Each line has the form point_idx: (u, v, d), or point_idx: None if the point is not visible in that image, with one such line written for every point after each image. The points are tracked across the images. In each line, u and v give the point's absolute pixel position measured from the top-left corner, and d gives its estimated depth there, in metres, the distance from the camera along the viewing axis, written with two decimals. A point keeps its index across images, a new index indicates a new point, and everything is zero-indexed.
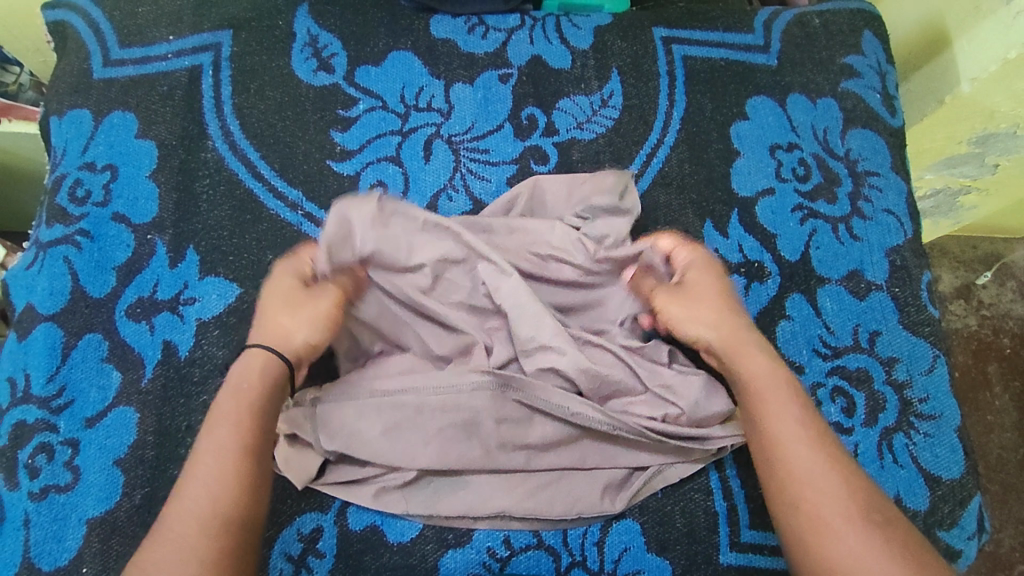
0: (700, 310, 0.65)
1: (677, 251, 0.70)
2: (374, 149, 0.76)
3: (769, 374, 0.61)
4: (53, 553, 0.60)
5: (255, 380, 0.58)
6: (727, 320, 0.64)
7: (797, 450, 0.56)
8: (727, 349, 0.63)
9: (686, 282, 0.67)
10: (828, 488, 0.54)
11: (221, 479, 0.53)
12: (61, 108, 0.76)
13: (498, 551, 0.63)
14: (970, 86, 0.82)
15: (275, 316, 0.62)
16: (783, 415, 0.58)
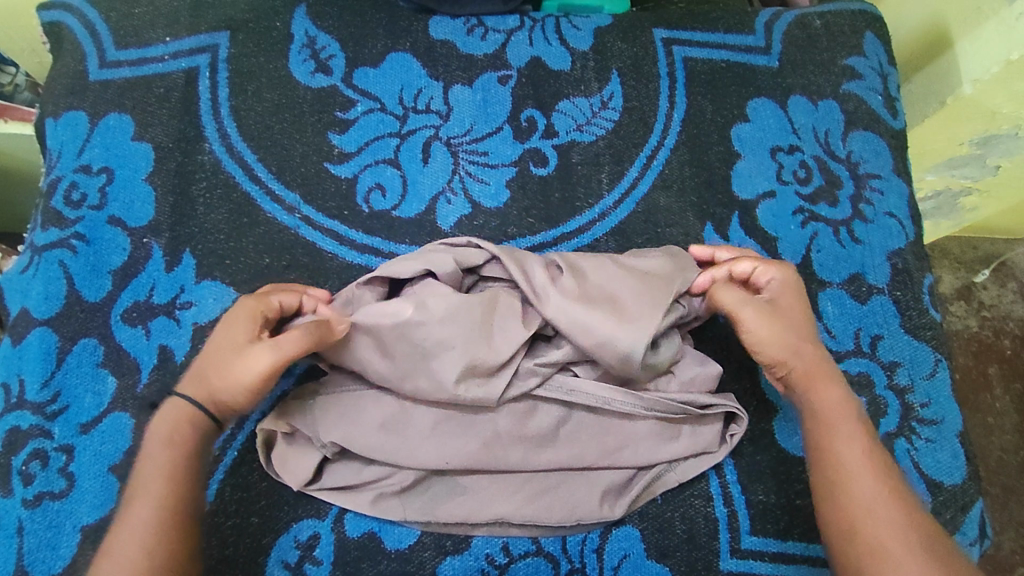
0: (783, 333, 0.61)
1: (764, 270, 0.65)
2: (371, 151, 0.76)
3: (843, 408, 0.60)
4: (47, 560, 0.60)
5: (188, 429, 0.57)
6: (811, 347, 0.62)
7: (868, 488, 0.55)
8: (804, 376, 0.61)
9: (776, 301, 0.64)
10: (896, 529, 0.53)
11: (162, 505, 0.54)
12: (56, 110, 0.76)
13: (497, 558, 0.63)
14: (972, 88, 0.82)
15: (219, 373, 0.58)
16: (856, 451, 0.57)
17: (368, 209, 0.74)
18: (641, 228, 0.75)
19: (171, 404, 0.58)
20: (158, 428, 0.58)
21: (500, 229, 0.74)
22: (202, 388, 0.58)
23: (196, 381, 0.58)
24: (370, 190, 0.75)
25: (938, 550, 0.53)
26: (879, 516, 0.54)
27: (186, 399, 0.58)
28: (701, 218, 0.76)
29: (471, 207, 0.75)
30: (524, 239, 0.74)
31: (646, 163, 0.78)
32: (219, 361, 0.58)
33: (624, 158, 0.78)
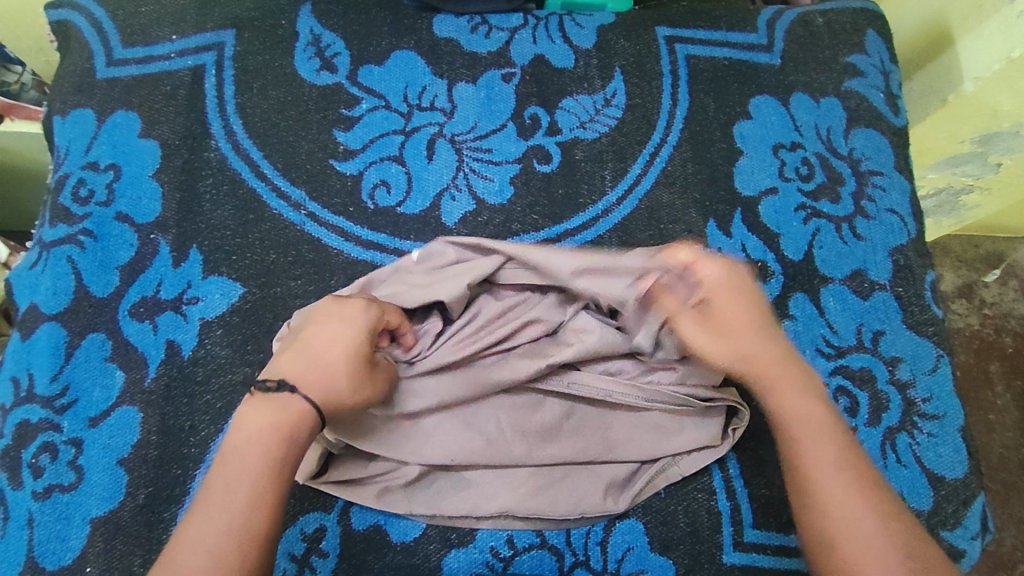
0: (721, 338, 0.60)
1: (701, 263, 0.62)
2: (376, 149, 0.76)
3: (810, 407, 0.57)
4: (56, 552, 0.60)
5: (302, 436, 0.53)
6: (766, 346, 0.60)
7: (839, 492, 0.53)
8: (762, 378, 0.59)
9: (711, 304, 0.61)
10: (872, 536, 0.51)
11: (252, 504, 0.49)
12: (64, 108, 0.76)
13: (501, 551, 0.63)
14: (973, 85, 0.82)
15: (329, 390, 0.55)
16: (823, 453, 0.54)
17: (374, 205, 0.74)
18: (644, 224, 0.76)
19: (290, 398, 0.53)
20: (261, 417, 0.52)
21: (503, 225, 0.75)
22: (324, 392, 0.54)
23: (311, 383, 0.54)
24: (375, 186, 0.75)
25: (917, 556, 0.50)
26: (853, 522, 0.51)
27: (309, 401, 0.53)
28: (703, 214, 0.77)
29: (475, 204, 0.75)
30: (528, 235, 0.75)
31: (649, 160, 0.79)
32: (339, 367, 0.55)
33: (627, 155, 0.79)
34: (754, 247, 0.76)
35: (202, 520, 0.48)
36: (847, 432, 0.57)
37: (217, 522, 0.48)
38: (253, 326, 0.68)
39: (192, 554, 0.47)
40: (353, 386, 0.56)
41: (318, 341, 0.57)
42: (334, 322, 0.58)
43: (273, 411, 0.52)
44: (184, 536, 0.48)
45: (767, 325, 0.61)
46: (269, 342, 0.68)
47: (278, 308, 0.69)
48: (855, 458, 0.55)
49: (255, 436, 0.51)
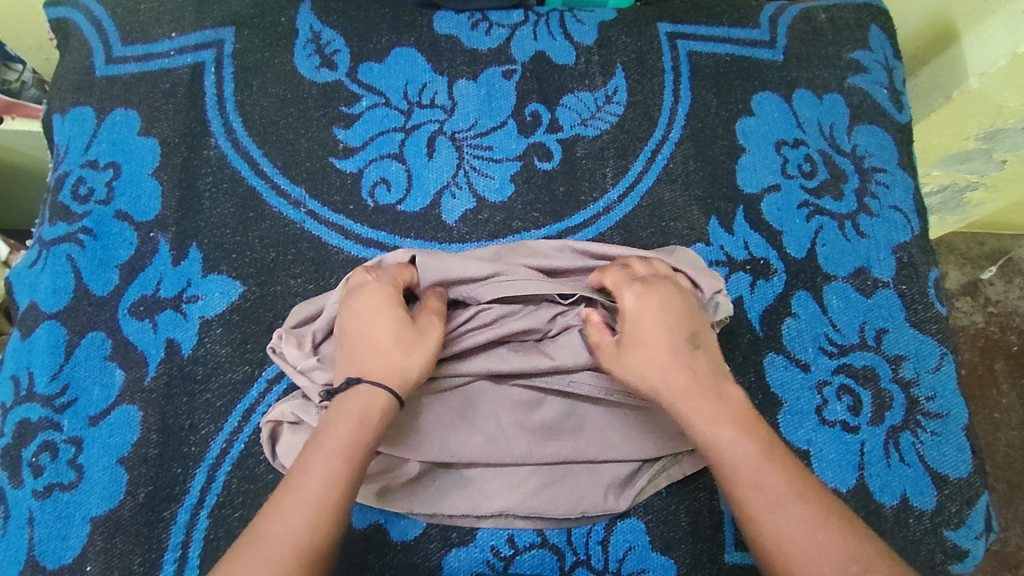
0: (634, 366, 0.58)
1: (624, 289, 0.61)
2: (376, 146, 0.76)
3: (730, 428, 0.54)
4: (56, 551, 0.60)
5: (377, 417, 0.53)
6: (670, 370, 0.57)
7: (780, 510, 0.50)
8: (682, 408, 0.55)
9: (630, 334, 0.59)
10: (819, 552, 0.48)
11: (331, 484, 0.50)
12: (64, 106, 0.76)
13: (502, 550, 0.63)
14: (978, 81, 0.81)
15: (387, 354, 0.56)
16: (756, 475, 0.51)
17: (374, 203, 0.74)
18: (646, 221, 0.75)
19: (361, 388, 0.54)
20: (343, 408, 0.54)
21: (504, 223, 0.74)
22: (387, 371, 0.55)
23: (374, 367, 0.55)
24: (375, 184, 0.75)
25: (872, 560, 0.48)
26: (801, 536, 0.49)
27: (381, 387, 0.54)
28: (705, 211, 0.76)
29: (475, 201, 0.75)
30: (528, 233, 0.74)
31: (651, 157, 0.78)
32: (387, 341, 0.56)
33: (628, 153, 0.78)
34: (757, 244, 0.76)
35: (287, 498, 0.49)
36: (779, 441, 0.54)
37: (301, 496, 0.49)
38: (252, 324, 0.68)
39: (282, 530, 0.48)
40: (407, 354, 0.56)
41: (364, 331, 0.57)
42: (359, 307, 0.59)
43: (351, 399, 0.54)
44: (271, 513, 0.49)
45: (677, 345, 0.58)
46: (268, 340, 0.68)
47: (278, 307, 0.69)
48: (787, 467, 0.52)
49: (335, 420, 0.53)
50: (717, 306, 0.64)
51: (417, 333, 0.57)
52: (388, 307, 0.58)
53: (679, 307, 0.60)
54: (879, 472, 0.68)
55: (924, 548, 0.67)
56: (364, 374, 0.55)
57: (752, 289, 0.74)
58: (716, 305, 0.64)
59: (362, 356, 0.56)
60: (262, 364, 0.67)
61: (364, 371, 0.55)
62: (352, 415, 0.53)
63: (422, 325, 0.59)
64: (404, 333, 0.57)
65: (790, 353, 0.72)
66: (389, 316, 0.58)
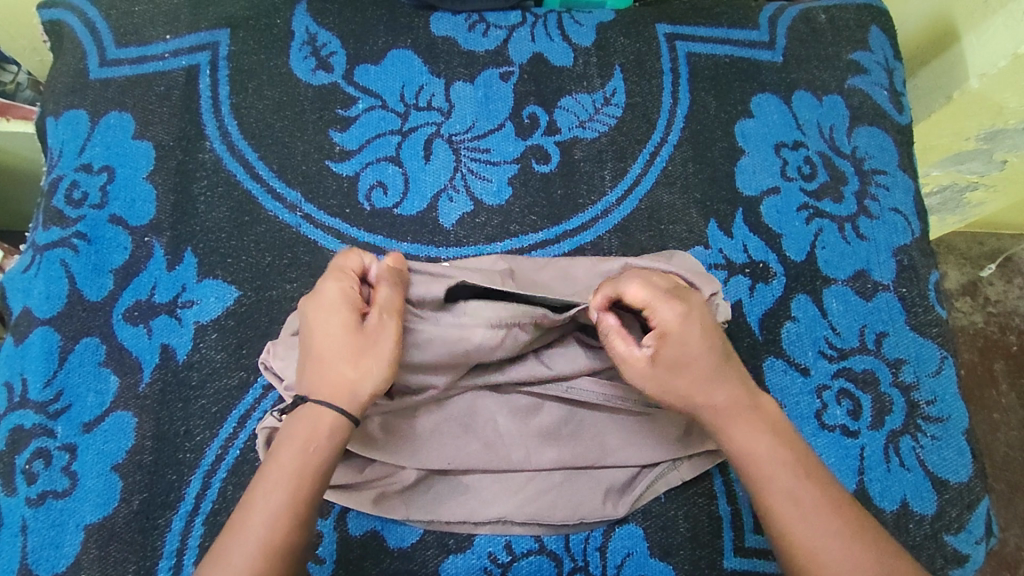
0: (670, 386, 0.55)
1: (655, 308, 0.56)
2: (373, 149, 0.75)
3: (762, 439, 0.54)
4: (50, 559, 0.60)
5: (323, 441, 0.53)
6: (707, 386, 0.55)
7: (814, 517, 0.51)
8: (716, 418, 0.55)
9: (667, 353, 0.55)
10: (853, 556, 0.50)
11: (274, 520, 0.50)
12: (57, 109, 0.75)
13: (499, 557, 0.63)
14: (979, 82, 0.81)
15: (335, 367, 0.54)
16: (789, 483, 0.52)
17: (370, 207, 0.74)
18: (644, 225, 0.75)
19: (313, 408, 0.54)
20: (292, 432, 0.53)
21: (502, 227, 0.74)
22: (335, 388, 0.54)
23: (323, 384, 0.54)
24: (372, 187, 0.74)
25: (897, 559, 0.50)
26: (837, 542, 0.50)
27: (330, 407, 0.53)
28: (704, 214, 0.76)
29: (473, 204, 0.74)
30: (526, 237, 0.74)
31: (650, 159, 0.78)
32: (331, 352, 0.54)
33: (626, 155, 0.78)
34: (756, 247, 0.75)
35: (233, 536, 0.49)
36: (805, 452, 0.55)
37: (245, 535, 0.49)
38: (248, 329, 0.68)
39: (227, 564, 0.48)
40: (355, 366, 0.54)
41: (314, 341, 0.55)
42: (310, 312, 0.56)
43: (299, 420, 0.53)
44: (222, 554, 0.49)
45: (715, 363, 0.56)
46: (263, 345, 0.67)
47: (274, 311, 0.68)
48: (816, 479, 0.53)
49: (286, 446, 0.52)
50: (717, 308, 0.64)
51: (366, 338, 0.54)
52: (331, 312, 0.55)
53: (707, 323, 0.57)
54: (879, 477, 0.68)
55: (924, 553, 0.66)
56: (313, 394, 0.54)
57: (751, 293, 0.73)
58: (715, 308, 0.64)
59: (313, 370, 0.55)
60: (258, 370, 0.67)
61: (313, 388, 0.54)
62: (298, 441, 0.52)
63: (374, 325, 0.55)
64: (352, 341, 0.54)
65: (789, 357, 0.71)
66: (335, 324, 0.55)
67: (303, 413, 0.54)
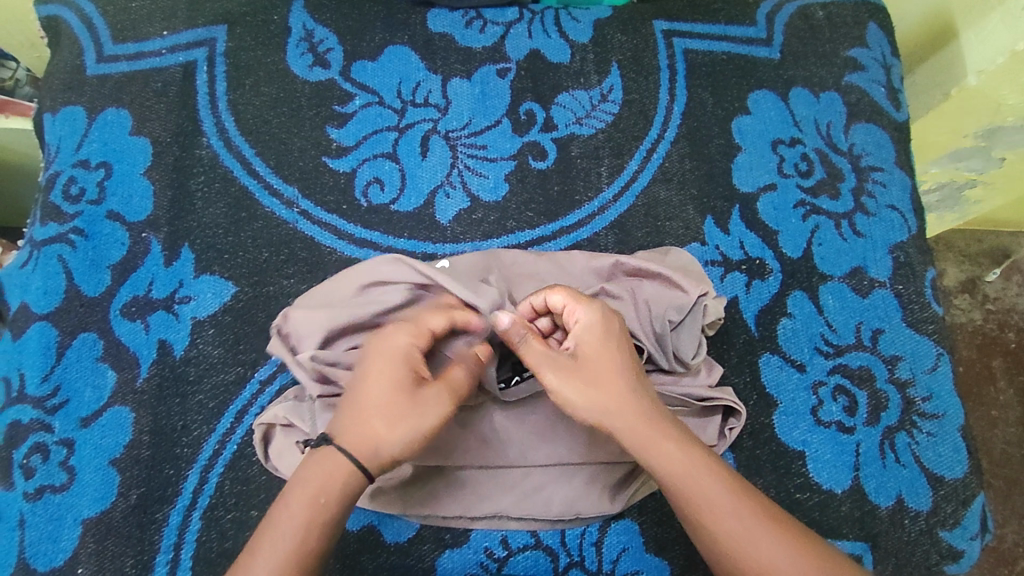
0: (594, 377, 0.55)
1: (572, 307, 0.57)
2: (370, 145, 0.76)
3: (681, 452, 0.53)
4: (48, 553, 0.60)
5: (336, 495, 0.51)
6: (626, 399, 0.54)
7: (745, 536, 0.51)
8: (636, 441, 0.53)
9: (581, 351, 0.56)
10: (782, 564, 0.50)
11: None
12: (55, 105, 0.76)
13: (495, 551, 0.63)
14: (977, 79, 0.81)
15: (370, 421, 0.52)
16: (716, 507, 0.52)
17: (367, 203, 0.74)
18: (641, 221, 0.75)
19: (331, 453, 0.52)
20: (301, 476, 0.51)
21: (498, 223, 0.74)
22: (363, 441, 0.52)
23: (354, 433, 0.52)
24: (368, 184, 0.74)
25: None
26: (769, 568, 0.50)
27: (350, 458, 0.51)
28: (701, 211, 0.76)
29: (470, 201, 0.74)
30: (523, 233, 0.74)
31: (646, 156, 0.78)
32: (380, 409, 0.52)
33: (623, 152, 0.78)
34: (753, 244, 0.75)
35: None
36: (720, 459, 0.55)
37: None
38: (245, 324, 0.68)
39: None
40: (390, 426, 0.52)
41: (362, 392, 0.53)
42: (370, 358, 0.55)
43: (312, 465, 0.52)
44: None
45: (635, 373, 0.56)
46: (261, 341, 0.67)
47: (271, 307, 0.69)
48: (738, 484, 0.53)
49: (291, 496, 0.51)
50: (706, 308, 0.65)
51: (414, 405, 0.53)
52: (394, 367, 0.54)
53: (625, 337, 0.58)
54: (874, 473, 0.68)
55: (918, 549, 0.67)
56: (336, 438, 0.52)
57: (748, 289, 0.74)
58: (705, 309, 0.65)
59: (344, 413, 0.53)
60: (255, 365, 0.67)
61: (338, 432, 0.52)
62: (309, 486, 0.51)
63: (429, 393, 0.54)
64: (400, 403, 0.53)
65: (785, 354, 0.72)
66: (390, 379, 0.53)
67: (317, 458, 0.52)
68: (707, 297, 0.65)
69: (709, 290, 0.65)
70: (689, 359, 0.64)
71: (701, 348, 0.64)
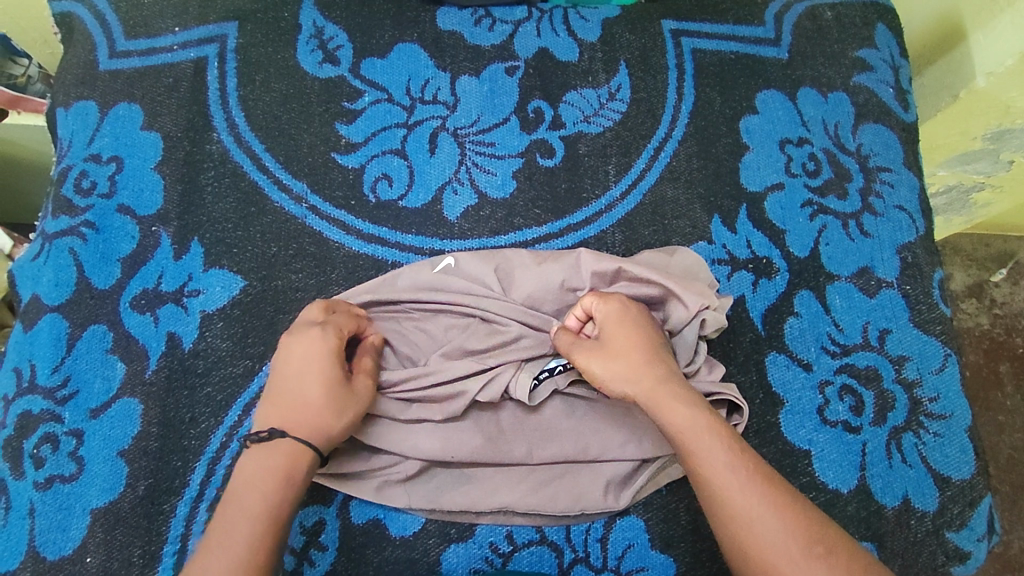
0: (615, 350, 0.58)
1: (596, 303, 0.61)
2: (379, 141, 0.76)
3: (689, 413, 0.55)
4: (57, 542, 0.60)
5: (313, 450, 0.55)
6: (641, 369, 0.57)
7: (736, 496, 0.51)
8: (648, 401, 0.56)
9: (605, 335, 0.60)
10: (771, 526, 0.50)
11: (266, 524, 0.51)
12: (67, 100, 0.76)
13: (500, 547, 0.63)
14: (985, 80, 0.80)
15: (316, 413, 0.56)
16: (714, 464, 0.52)
17: (375, 199, 0.74)
18: (648, 219, 0.75)
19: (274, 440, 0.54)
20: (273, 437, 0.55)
21: (506, 220, 0.74)
22: (311, 431, 0.55)
23: (297, 421, 0.55)
24: (377, 180, 0.75)
25: (824, 553, 0.49)
26: (753, 527, 0.50)
27: (300, 442, 0.54)
28: (709, 209, 0.76)
29: (477, 198, 0.75)
30: (531, 230, 0.74)
31: (654, 155, 0.78)
32: (315, 402, 0.56)
33: (631, 150, 0.78)
34: (760, 243, 0.75)
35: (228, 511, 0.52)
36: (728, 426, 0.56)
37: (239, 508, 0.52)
38: (253, 318, 0.68)
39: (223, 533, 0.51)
40: (337, 415, 0.56)
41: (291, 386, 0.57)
42: (297, 357, 0.58)
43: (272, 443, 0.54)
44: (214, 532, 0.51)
45: (655, 348, 0.59)
46: (269, 335, 0.68)
47: (279, 301, 0.69)
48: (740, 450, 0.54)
49: (269, 460, 0.54)
50: (706, 320, 0.65)
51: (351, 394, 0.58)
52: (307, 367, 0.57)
53: (645, 322, 0.61)
54: (880, 473, 0.68)
55: (925, 550, 0.66)
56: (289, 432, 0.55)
57: (755, 288, 0.74)
58: (704, 321, 0.65)
59: (286, 409, 0.56)
60: (262, 358, 0.67)
61: (289, 427, 0.55)
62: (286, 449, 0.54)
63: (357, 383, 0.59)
64: (341, 393, 0.57)
65: (792, 353, 0.71)
66: (325, 375, 0.57)
67: (270, 449, 0.54)
68: (706, 309, 0.65)
69: (709, 302, 0.65)
70: (684, 367, 0.65)
71: (698, 354, 0.65)
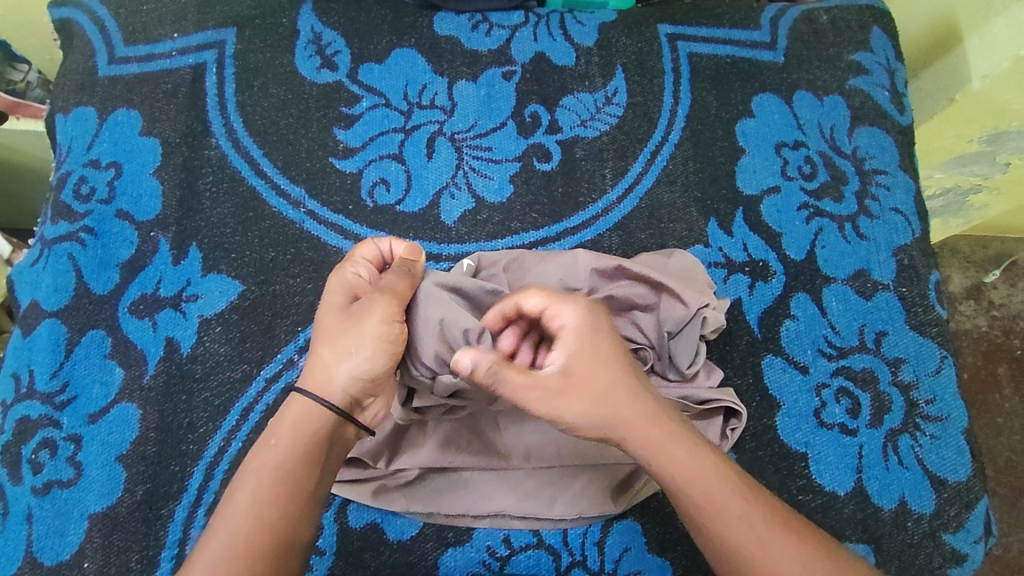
0: (585, 396, 0.53)
1: (553, 310, 0.55)
2: (376, 146, 0.76)
3: (682, 449, 0.53)
4: (55, 548, 0.61)
5: (305, 444, 0.52)
6: (625, 412, 0.53)
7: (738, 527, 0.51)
8: (642, 443, 0.53)
9: (567, 366, 0.53)
10: (779, 555, 0.50)
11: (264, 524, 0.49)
12: (67, 106, 0.77)
13: (498, 550, 0.63)
14: (981, 83, 0.81)
15: (321, 351, 0.54)
16: (718, 498, 0.52)
17: (373, 203, 0.74)
18: (644, 223, 0.75)
19: (265, 440, 0.52)
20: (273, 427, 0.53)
21: (503, 224, 0.75)
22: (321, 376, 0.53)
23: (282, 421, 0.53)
24: (375, 184, 0.75)
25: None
26: (761, 555, 0.51)
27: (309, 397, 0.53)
28: (705, 213, 0.76)
29: (474, 202, 0.75)
30: (527, 234, 0.74)
31: (650, 159, 0.78)
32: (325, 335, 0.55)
33: (627, 154, 0.78)
34: (756, 246, 0.76)
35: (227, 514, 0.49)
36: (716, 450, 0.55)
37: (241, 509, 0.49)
38: (251, 322, 0.68)
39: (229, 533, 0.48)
40: (334, 348, 0.54)
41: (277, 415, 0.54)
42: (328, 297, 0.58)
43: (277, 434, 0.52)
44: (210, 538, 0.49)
45: (631, 382, 0.54)
46: (267, 340, 0.68)
47: (277, 306, 0.69)
48: (734, 479, 0.53)
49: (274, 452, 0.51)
50: (707, 320, 0.65)
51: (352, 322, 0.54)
52: (326, 297, 0.57)
53: (604, 335, 0.55)
54: (877, 475, 0.68)
55: (922, 552, 0.66)
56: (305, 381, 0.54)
57: (751, 291, 0.74)
58: (704, 320, 0.65)
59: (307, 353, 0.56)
60: (260, 363, 0.67)
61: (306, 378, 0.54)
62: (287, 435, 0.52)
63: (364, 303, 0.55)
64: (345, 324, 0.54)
65: (789, 356, 0.72)
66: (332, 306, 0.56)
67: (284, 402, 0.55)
68: (707, 308, 0.65)
69: (709, 301, 0.65)
70: (684, 369, 0.65)
71: (698, 356, 0.65)
